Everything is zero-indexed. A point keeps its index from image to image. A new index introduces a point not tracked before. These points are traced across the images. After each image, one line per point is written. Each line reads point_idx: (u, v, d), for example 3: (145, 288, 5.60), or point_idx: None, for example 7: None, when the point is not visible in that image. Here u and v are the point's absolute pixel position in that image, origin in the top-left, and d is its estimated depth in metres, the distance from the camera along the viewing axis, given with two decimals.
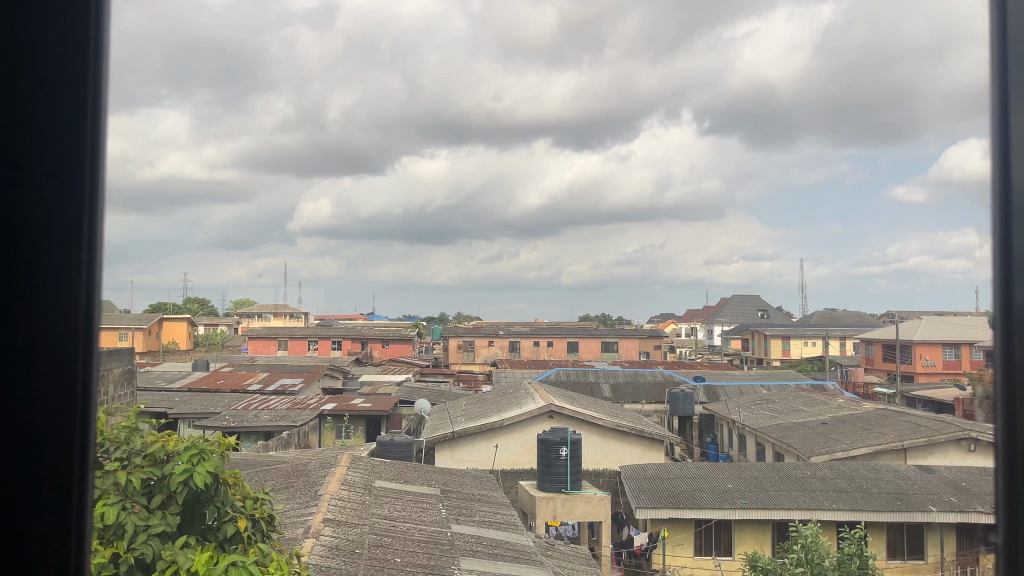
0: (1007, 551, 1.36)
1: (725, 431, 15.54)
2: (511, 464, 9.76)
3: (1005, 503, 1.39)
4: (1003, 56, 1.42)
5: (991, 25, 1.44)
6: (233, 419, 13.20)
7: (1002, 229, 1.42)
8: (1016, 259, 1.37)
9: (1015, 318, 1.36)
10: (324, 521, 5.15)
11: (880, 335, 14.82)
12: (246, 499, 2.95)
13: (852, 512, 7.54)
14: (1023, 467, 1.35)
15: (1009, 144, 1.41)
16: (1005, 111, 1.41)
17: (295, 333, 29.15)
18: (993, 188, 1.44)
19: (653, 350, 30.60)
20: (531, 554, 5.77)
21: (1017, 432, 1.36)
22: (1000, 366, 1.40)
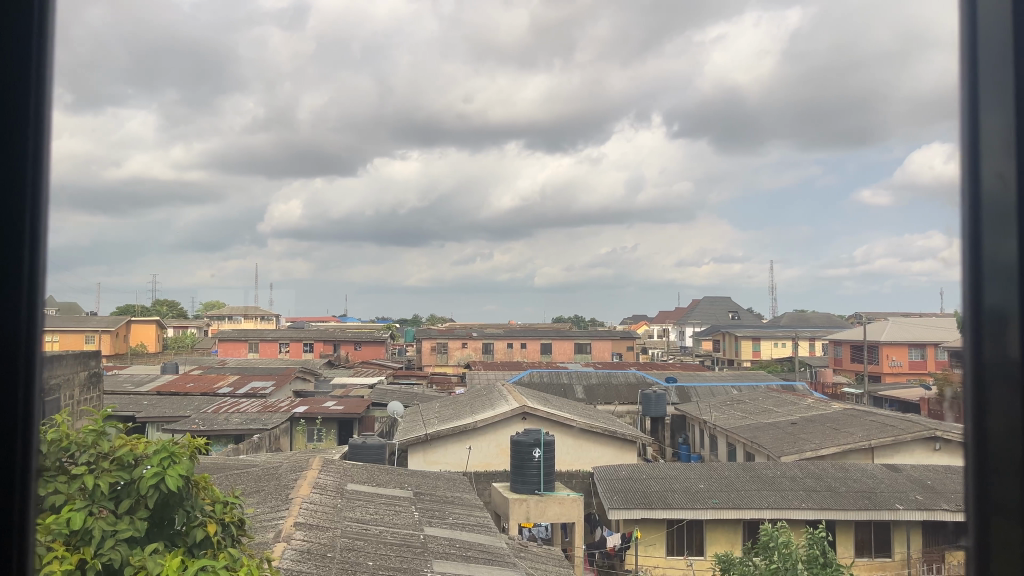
0: (976, 554, 1.39)
1: (697, 432, 15.64)
2: (484, 465, 9.76)
3: (973, 506, 1.42)
4: (974, 43, 1.44)
5: (960, 33, 1.47)
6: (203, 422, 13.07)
7: (972, 234, 1.44)
8: (984, 261, 1.39)
9: (985, 317, 1.38)
10: (296, 525, 5.09)
11: (847, 336, 15.04)
12: (216, 503, 2.90)
13: (821, 510, 7.63)
14: (991, 468, 1.37)
15: (977, 147, 1.43)
16: (975, 113, 1.44)
17: (266, 335, 28.95)
18: (962, 190, 1.46)
19: (624, 351, 30.80)
20: (505, 556, 5.76)
21: (985, 429, 1.39)
22: (969, 367, 1.43)
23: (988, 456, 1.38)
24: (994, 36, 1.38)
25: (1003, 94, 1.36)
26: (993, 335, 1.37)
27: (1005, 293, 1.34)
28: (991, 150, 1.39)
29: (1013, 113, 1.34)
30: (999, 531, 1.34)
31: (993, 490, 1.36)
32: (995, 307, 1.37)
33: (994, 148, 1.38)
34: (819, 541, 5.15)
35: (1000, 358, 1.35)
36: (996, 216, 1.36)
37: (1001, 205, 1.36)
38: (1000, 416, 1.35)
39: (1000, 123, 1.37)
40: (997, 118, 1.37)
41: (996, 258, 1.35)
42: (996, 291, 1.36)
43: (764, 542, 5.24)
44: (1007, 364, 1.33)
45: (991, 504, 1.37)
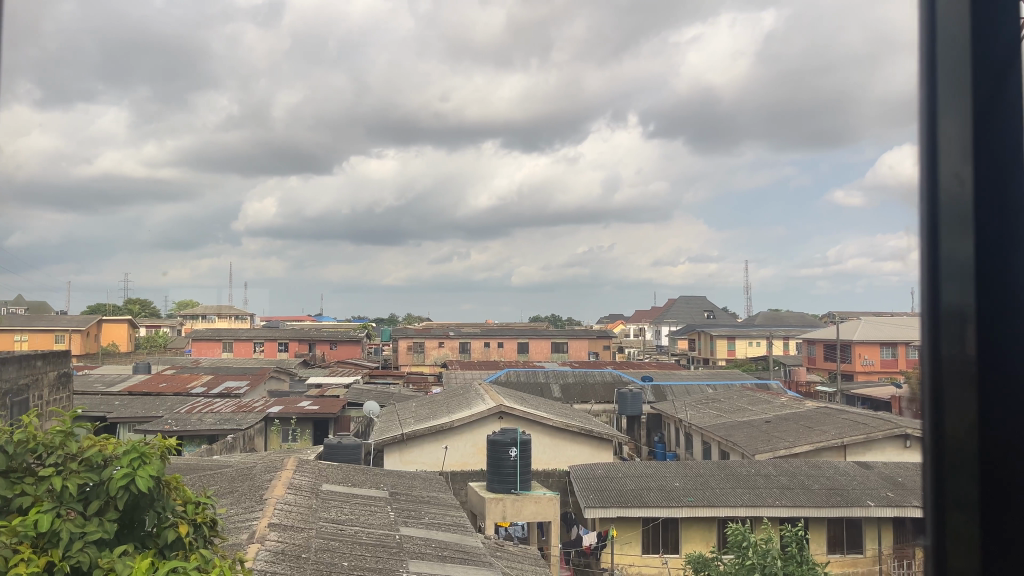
0: (937, 542, 1.57)
1: (673, 431, 15.71)
2: (460, 465, 9.73)
3: (933, 498, 1.61)
4: (931, 60, 1.60)
5: (920, 44, 1.62)
6: (175, 422, 12.90)
7: (929, 239, 1.61)
8: (942, 265, 1.57)
9: (943, 317, 1.56)
10: (269, 526, 5.03)
11: (821, 335, 15.19)
12: (187, 504, 2.85)
13: (794, 507, 7.69)
14: (949, 463, 1.56)
15: (936, 156, 1.60)
16: (934, 124, 1.59)
17: (240, 335, 28.65)
18: (921, 195, 1.63)
19: (601, 351, 30.90)
20: (480, 556, 5.75)
21: (943, 425, 1.58)
22: (928, 364, 1.61)
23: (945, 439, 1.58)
24: (952, 55, 1.54)
25: (960, 110, 1.53)
26: (949, 332, 1.55)
27: (962, 291, 1.53)
28: (950, 158, 1.55)
29: None
30: (956, 503, 1.54)
31: (949, 465, 1.56)
32: (953, 303, 1.55)
33: (951, 155, 1.56)
34: (792, 536, 5.17)
35: (955, 349, 1.54)
36: (953, 222, 1.54)
37: (958, 209, 1.54)
38: (955, 402, 1.54)
39: (956, 136, 1.55)
40: (955, 131, 1.55)
41: (954, 260, 1.53)
42: (954, 289, 1.54)
43: (736, 542, 5.26)
44: (962, 356, 1.52)
45: (948, 478, 1.57)
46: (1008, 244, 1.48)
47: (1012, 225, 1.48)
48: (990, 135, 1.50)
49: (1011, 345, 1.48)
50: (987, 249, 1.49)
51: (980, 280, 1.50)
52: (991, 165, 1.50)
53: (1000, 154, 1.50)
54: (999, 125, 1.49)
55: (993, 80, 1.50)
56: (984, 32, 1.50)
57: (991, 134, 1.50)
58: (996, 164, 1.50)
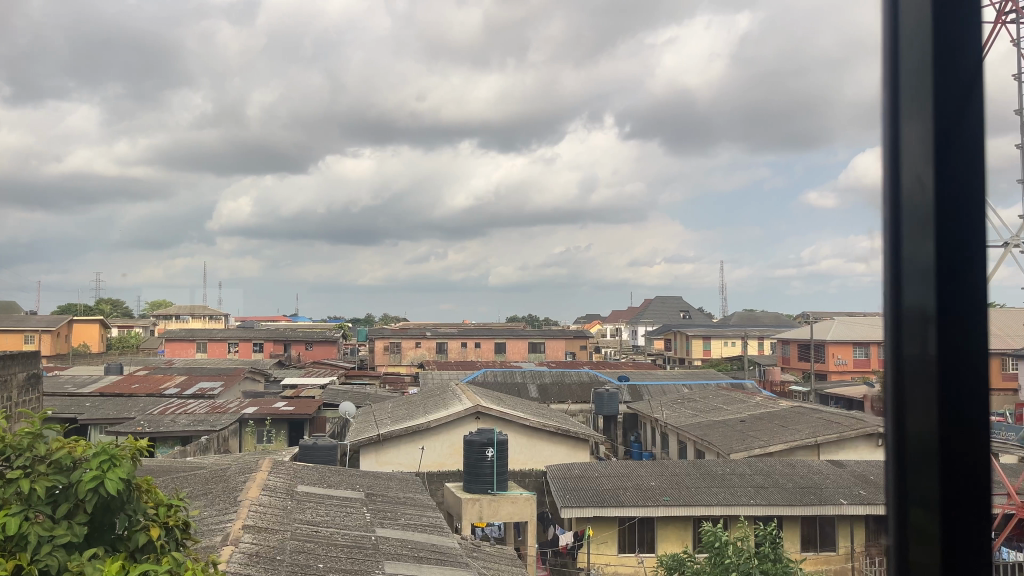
0: (897, 543, 1.61)
1: (649, 430, 15.79)
2: (437, 465, 9.71)
3: (895, 502, 1.65)
4: (894, 61, 1.66)
5: (884, 46, 1.67)
6: (148, 424, 12.76)
7: (892, 238, 1.65)
8: (904, 267, 1.61)
9: (905, 318, 1.61)
10: (244, 528, 4.99)
11: (795, 335, 15.33)
12: (159, 506, 2.80)
13: (768, 506, 7.77)
14: (909, 466, 1.61)
15: (899, 154, 1.64)
16: (896, 123, 1.65)
17: (214, 335, 28.39)
18: (883, 193, 1.67)
19: (577, 351, 31.00)
20: (456, 556, 5.72)
21: (905, 427, 1.61)
22: (891, 364, 1.65)
23: (908, 440, 1.61)
24: (915, 57, 1.60)
25: (923, 108, 1.57)
26: (911, 332, 1.59)
27: (922, 292, 1.56)
28: (910, 158, 1.61)
29: (934, 123, 1.55)
30: (918, 502, 1.57)
31: (910, 466, 1.60)
32: (915, 304, 1.59)
33: (912, 155, 1.60)
34: (766, 535, 5.20)
35: (916, 350, 1.57)
36: (915, 222, 1.58)
37: (918, 209, 1.58)
38: (916, 403, 1.58)
39: (918, 136, 1.59)
40: (915, 131, 1.59)
41: (915, 261, 1.58)
42: (916, 290, 1.58)
43: (710, 541, 5.28)
44: (919, 357, 1.56)
45: (909, 479, 1.60)
46: (965, 244, 1.53)
47: (971, 224, 1.52)
48: (950, 134, 1.54)
49: (972, 343, 1.52)
50: (947, 249, 1.53)
51: (942, 277, 1.53)
52: (950, 164, 1.54)
53: (959, 155, 1.54)
54: (960, 124, 1.54)
55: (952, 79, 1.55)
56: (947, 36, 1.55)
57: (951, 133, 1.54)
58: (957, 165, 1.54)
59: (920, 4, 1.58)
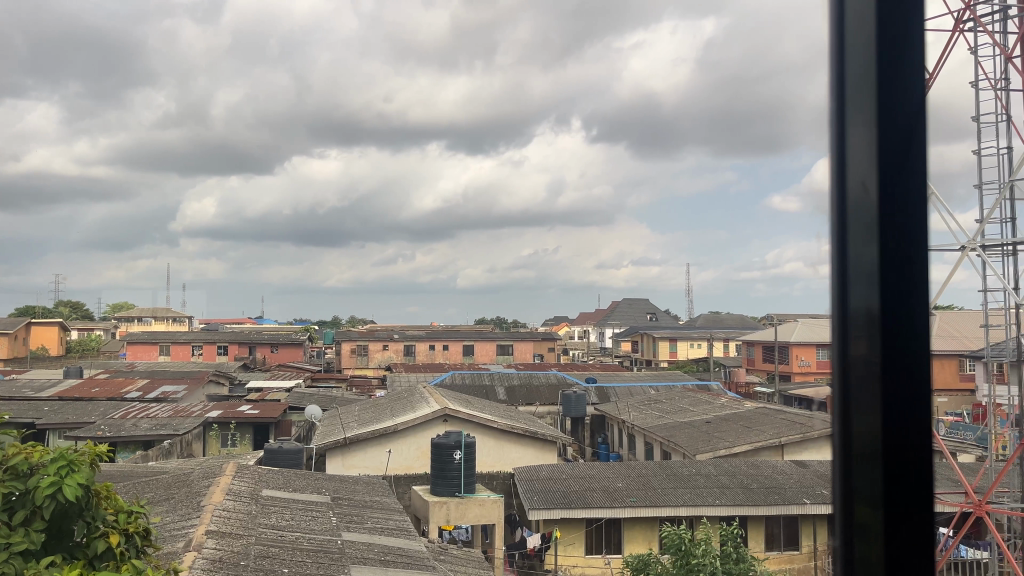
0: (844, 538, 1.71)
1: (616, 432, 15.88)
2: (404, 469, 9.66)
3: (841, 499, 1.74)
4: (840, 61, 1.75)
5: (831, 53, 1.76)
6: (109, 428, 12.55)
7: (839, 242, 1.74)
8: (851, 271, 1.70)
9: (852, 322, 1.70)
10: (207, 533, 4.94)
11: (759, 336, 15.55)
12: (119, 513, 2.75)
13: (732, 507, 7.88)
14: (855, 465, 1.70)
15: (845, 159, 1.73)
16: (842, 129, 1.74)
17: (178, 337, 27.98)
18: (831, 193, 1.76)
19: (545, 352, 31.10)
20: (423, 559, 5.71)
21: (852, 427, 1.70)
22: (838, 365, 1.74)
23: (855, 436, 1.70)
24: (862, 67, 1.69)
25: (870, 116, 1.66)
26: (858, 332, 1.68)
27: (868, 292, 1.65)
28: (855, 162, 1.70)
29: (878, 129, 1.65)
30: (863, 498, 1.66)
31: (858, 464, 1.69)
32: (860, 304, 1.69)
33: (858, 158, 1.69)
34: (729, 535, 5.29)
35: (863, 349, 1.66)
36: (862, 226, 1.67)
37: (864, 210, 1.67)
38: (864, 402, 1.67)
39: (864, 138, 1.68)
40: (862, 134, 1.68)
41: (861, 263, 1.66)
42: (861, 293, 1.67)
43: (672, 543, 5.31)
44: (865, 356, 1.65)
45: (855, 477, 1.70)
46: (908, 246, 1.63)
47: (911, 226, 1.62)
48: (895, 135, 1.64)
49: (913, 342, 1.62)
50: (890, 250, 1.63)
51: (885, 276, 1.63)
52: (894, 167, 1.64)
53: (901, 158, 1.64)
54: (903, 128, 1.64)
55: (894, 81, 1.65)
56: (891, 39, 1.65)
57: (895, 135, 1.64)
58: (899, 167, 1.63)
59: (866, 15, 1.67)
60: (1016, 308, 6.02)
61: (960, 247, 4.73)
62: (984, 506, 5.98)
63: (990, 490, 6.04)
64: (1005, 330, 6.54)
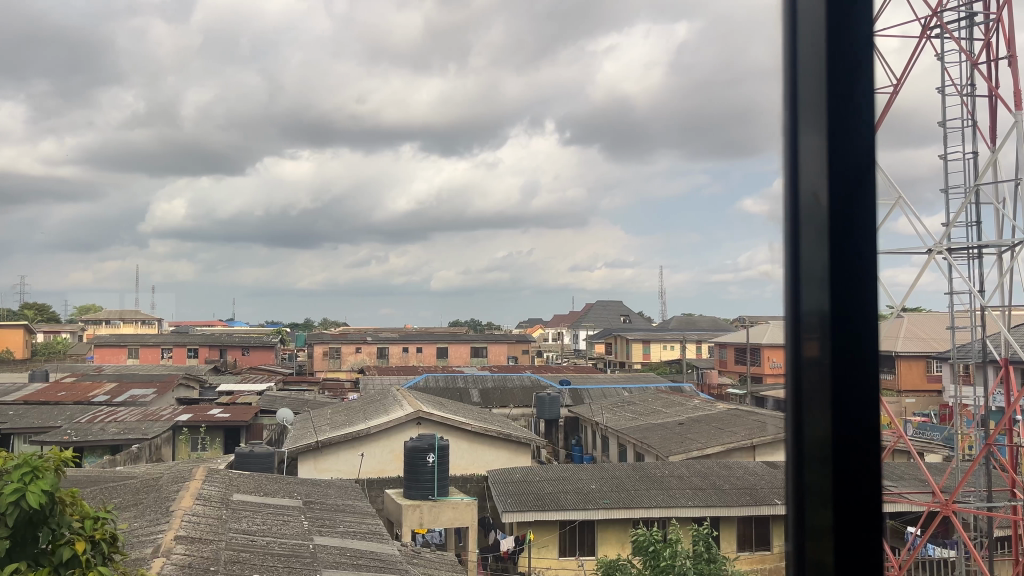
0: (797, 518, 1.96)
1: (589, 434, 16.20)
2: (377, 472, 9.89)
3: (794, 483, 1.99)
4: (792, 85, 2.00)
5: (785, 83, 2.01)
6: (76, 433, 12.62)
7: (793, 253, 1.99)
8: (804, 280, 1.95)
9: (804, 324, 1.95)
10: (176, 539, 5.09)
11: (730, 339, 15.97)
12: (85, 520, 2.76)
13: (704, 508, 8.20)
14: (807, 452, 1.95)
15: (797, 178, 1.98)
16: (795, 151, 1.99)
17: (147, 340, 27.90)
18: (785, 205, 2.00)
19: (519, 355, 31.41)
20: (395, 563, 5.97)
21: (805, 418, 1.95)
22: (792, 364, 1.99)
23: (805, 426, 1.96)
24: (813, 96, 1.94)
25: (820, 141, 1.91)
26: (811, 332, 1.93)
27: (819, 297, 1.91)
28: (808, 180, 1.95)
29: (828, 152, 1.90)
30: (814, 480, 1.92)
31: (809, 451, 1.94)
32: (812, 308, 1.94)
33: (810, 176, 1.94)
34: (698, 536, 5.57)
35: (814, 351, 1.91)
36: (813, 237, 1.92)
37: (816, 223, 1.92)
38: (814, 396, 1.92)
39: (815, 159, 1.93)
40: (813, 154, 1.93)
41: (815, 271, 1.91)
42: (812, 297, 1.93)
43: (644, 544, 5.59)
44: (816, 357, 1.90)
45: (807, 465, 1.95)
46: (855, 255, 1.88)
47: (858, 237, 1.88)
48: (843, 158, 1.89)
49: (858, 341, 1.88)
50: (838, 259, 1.88)
51: (834, 284, 1.88)
52: (842, 187, 1.89)
53: (849, 176, 1.89)
54: (849, 149, 1.89)
55: (844, 109, 1.91)
56: (840, 71, 1.90)
57: (842, 156, 1.89)
58: (848, 185, 1.88)
59: (817, 50, 1.92)
60: (983, 309, 6.38)
61: (926, 251, 5.08)
62: (951, 506, 6.36)
63: (958, 489, 6.42)
64: (972, 331, 6.89)
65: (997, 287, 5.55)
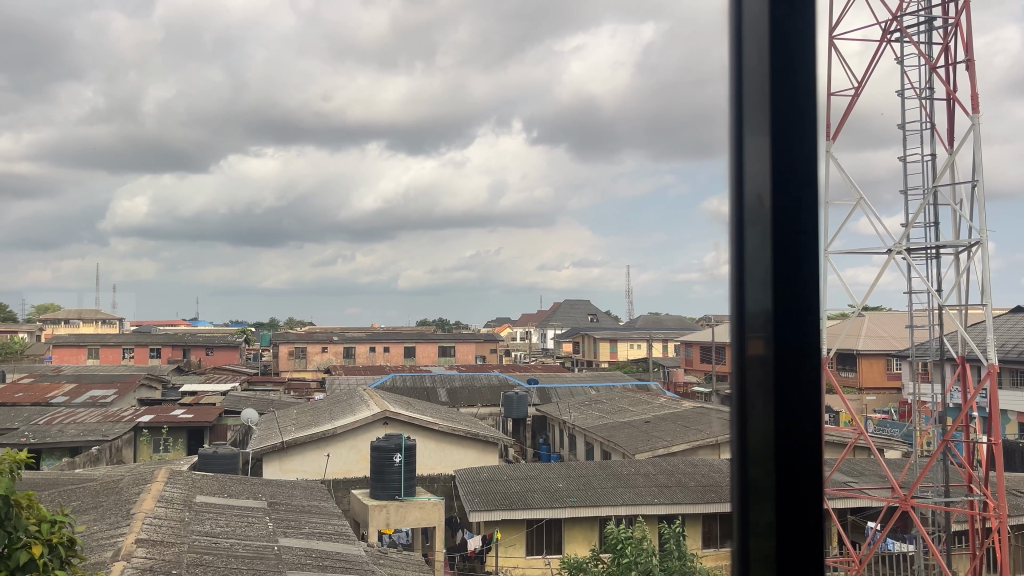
0: (742, 513, 2.07)
1: (557, 432, 16.31)
2: (343, 472, 9.89)
3: (739, 480, 2.10)
4: (739, 89, 2.10)
5: (732, 87, 2.11)
6: (34, 435, 12.41)
7: (738, 254, 2.09)
8: (748, 281, 2.06)
9: (749, 321, 2.06)
10: (136, 542, 5.06)
11: (696, 338, 16.19)
12: (42, 523, 2.77)
13: (671, 505, 8.33)
14: (750, 448, 2.05)
15: (743, 178, 2.08)
16: (741, 151, 2.09)
17: (107, 340, 27.43)
18: (730, 206, 2.10)
19: (487, 354, 31.50)
20: (361, 563, 6.01)
21: (749, 414, 2.06)
22: (737, 363, 2.09)
23: (749, 426, 2.06)
24: (757, 99, 2.04)
25: (764, 143, 2.01)
26: (756, 332, 2.03)
27: (762, 298, 2.02)
28: (754, 180, 2.05)
29: (770, 151, 2.01)
30: (759, 475, 2.03)
31: (753, 450, 2.05)
32: (756, 308, 2.04)
33: (754, 176, 2.05)
34: (666, 533, 5.67)
35: (759, 349, 2.01)
36: (757, 238, 2.03)
37: (760, 224, 2.03)
38: (757, 394, 2.03)
39: (759, 161, 2.03)
40: (757, 156, 2.04)
41: (759, 271, 2.01)
42: (756, 297, 2.03)
43: (613, 543, 5.69)
44: (760, 355, 2.01)
45: (751, 461, 2.06)
46: (798, 255, 1.98)
47: (802, 235, 1.98)
48: (786, 160, 1.99)
49: (802, 336, 1.98)
50: (781, 259, 1.98)
51: (776, 285, 1.99)
52: (784, 189, 1.99)
53: (792, 174, 1.99)
54: (791, 151, 2.00)
55: (788, 112, 2.01)
56: (785, 75, 2.00)
57: (784, 157, 1.99)
58: (791, 188, 1.99)
59: (762, 55, 2.02)
60: (940, 308, 6.58)
61: (887, 251, 5.27)
62: (909, 501, 6.54)
63: (916, 486, 6.59)
64: (930, 330, 7.11)
65: (955, 286, 5.75)
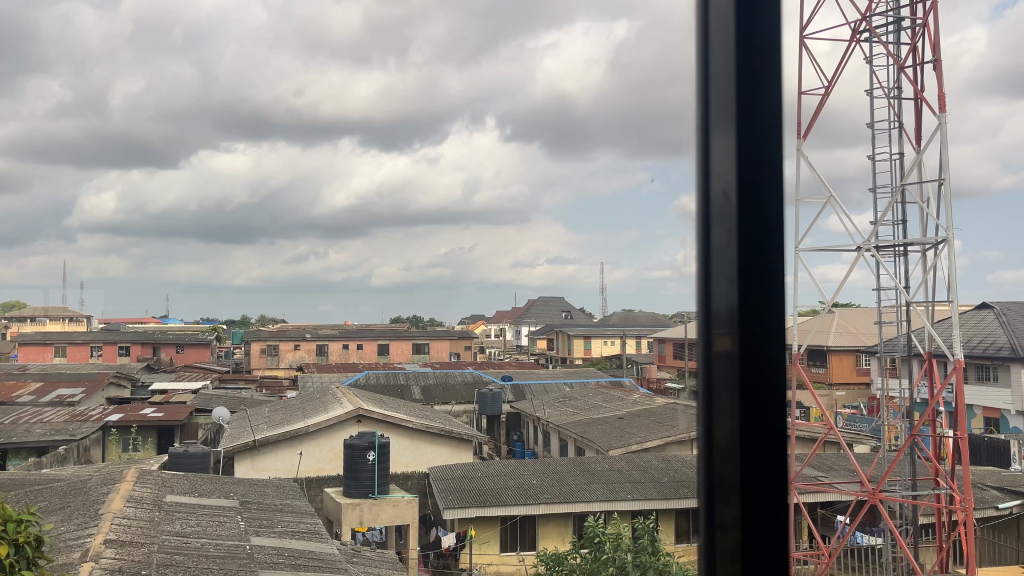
0: (708, 507, 2.10)
1: (531, 429, 16.33)
2: (316, 470, 9.84)
3: (706, 474, 2.12)
4: (706, 84, 2.12)
5: (699, 82, 2.14)
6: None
7: (705, 248, 2.12)
8: (715, 276, 2.09)
9: (715, 317, 2.09)
10: (104, 542, 4.99)
11: (669, 334, 16.29)
12: (8, 523, 2.73)
13: (643, 500, 8.40)
14: (716, 443, 2.08)
15: (710, 173, 2.11)
16: (708, 146, 2.12)
17: (75, 338, 26.97)
18: (698, 202, 2.13)
19: (461, 351, 31.44)
20: (334, 562, 5.98)
21: (715, 409, 2.08)
22: (704, 358, 2.12)
23: (716, 422, 2.09)
24: (723, 94, 2.07)
25: (730, 140, 2.04)
26: (722, 327, 2.06)
27: (727, 294, 2.04)
28: (721, 174, 2.07)
29: (736, 146, 2.03)
30: (724, 468, 2.06)
31: (719, 443, 2.08)
32: (722, 305, 2.07)
33: (719, 172, 2.08)
34: (639, 527, 5.71)
35: (725, 344, 2.04)
36: (723, 233, 2.05)
37: (725, 219, 2.06)
38: (723, 388, 2.06)
39: (725, 158, 2.06)
40: (723, 154, 2.07)
41: (725, 265, 2.04)
42: (722, 293, 2.06)
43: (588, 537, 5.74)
44: (726, 349, 2.04)
45: (718, 455, 2.09)
46: (763, 251, 2.02)
47: (768, 230, 2.01)
48: (752, 155, 2.02)
49: (767, 330, 2.01)
50: (745, 255, 2.01)
51: (742, 280, 2.02)
52: (749, 184, 2.02)
53: (756, 171, 2.02)
54: (756, 146, 2.02)
55: (753, 110, 2.03)
56: (751, 70, 2.03)
57: (749, 152, 2.02)
58: (755, 181, 2.02)
59: (727, 51, 2.05)
60: (908, 304, 6.70)
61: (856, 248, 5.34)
62: (877, 495, 6.64)
63: (883, 479, 6.69)
64: (897, 326, 7.24)
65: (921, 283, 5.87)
